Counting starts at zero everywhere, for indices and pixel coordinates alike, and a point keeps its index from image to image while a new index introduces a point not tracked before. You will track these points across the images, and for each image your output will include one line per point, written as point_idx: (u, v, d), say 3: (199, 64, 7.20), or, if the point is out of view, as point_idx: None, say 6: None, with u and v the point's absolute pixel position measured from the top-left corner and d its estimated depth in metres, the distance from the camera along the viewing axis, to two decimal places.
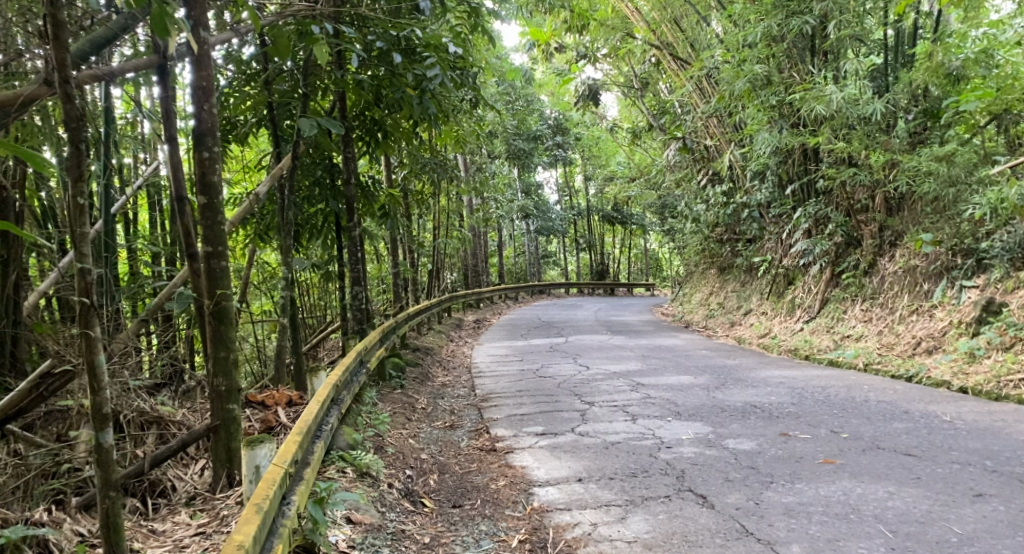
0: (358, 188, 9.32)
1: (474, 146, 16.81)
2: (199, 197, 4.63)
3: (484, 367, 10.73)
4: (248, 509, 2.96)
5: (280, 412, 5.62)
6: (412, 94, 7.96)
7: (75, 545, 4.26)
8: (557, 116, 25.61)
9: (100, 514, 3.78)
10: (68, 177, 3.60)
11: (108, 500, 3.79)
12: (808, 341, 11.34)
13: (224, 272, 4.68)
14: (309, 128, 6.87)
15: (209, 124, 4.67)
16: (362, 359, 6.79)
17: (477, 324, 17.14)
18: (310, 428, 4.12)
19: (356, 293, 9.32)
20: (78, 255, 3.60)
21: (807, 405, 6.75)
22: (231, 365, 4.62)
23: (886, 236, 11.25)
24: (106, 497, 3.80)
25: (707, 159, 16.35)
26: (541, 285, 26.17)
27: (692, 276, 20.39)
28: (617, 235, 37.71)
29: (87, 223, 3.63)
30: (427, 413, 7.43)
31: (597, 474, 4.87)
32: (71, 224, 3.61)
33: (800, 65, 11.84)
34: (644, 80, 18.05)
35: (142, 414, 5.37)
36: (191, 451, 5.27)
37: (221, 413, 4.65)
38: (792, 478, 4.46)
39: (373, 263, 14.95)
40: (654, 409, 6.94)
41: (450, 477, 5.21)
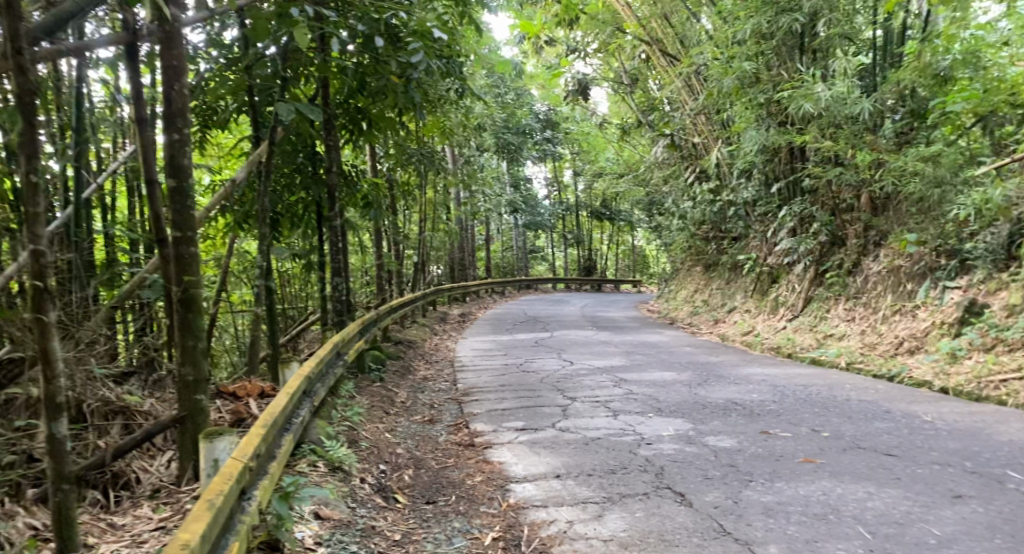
0: (341, 177, 9.21)
1: (462, 138, 16.73)
2: (168, 181, 4.49)
3: (466, 360, 10.65)
4: (200, 504, 2.86)
5: (253, 404, 5.51)
6: (396, 82, 7.96)
7: (26, 539, 4.11)
8: (546, 110, 25.55)
9: (52, 507, 3.68)
10: (20, 154, 3.46)
11: (61, 493, 3.67)
12: (791, 340, 11.33)
13: (193, 258, 4.54)
14: (287, 113, 6.72)
15: (180, 104, 4.52)
16: (339, 350, 6.69)
17: (461, 317, 17.06)
18: (277, 421, 4.02)
19: (336, 284, 9.19)
20: (32, 237, 3.49)
21: (788, 403, 6.71)
22: (199, 354, 4.50)
23: (871, 235, 11.26)
24: (60, 490, 3.68)
25: (695, 157, 16.33)
26: (527, 281, 26.11)
27: (677, 274, 20.40)
28: (604, 232, 37.71)
29: (42, 203, 3.50)
30: (406, 406, 7.34)
31: (575, 471, 4.79)
32: (24, 204, 3.49)
33: (788, 63, 11.82)
34: (634, 76, 18.01)
35: (107, 403, 5.23)
36: (158, 442, 5.15)
37: (188, 404, 4.53)
38: (772, 477, 4.40)
39: (357, 254, 14.83)
40: (635, 406, 6.88)
41: (426, 472, 5.11)
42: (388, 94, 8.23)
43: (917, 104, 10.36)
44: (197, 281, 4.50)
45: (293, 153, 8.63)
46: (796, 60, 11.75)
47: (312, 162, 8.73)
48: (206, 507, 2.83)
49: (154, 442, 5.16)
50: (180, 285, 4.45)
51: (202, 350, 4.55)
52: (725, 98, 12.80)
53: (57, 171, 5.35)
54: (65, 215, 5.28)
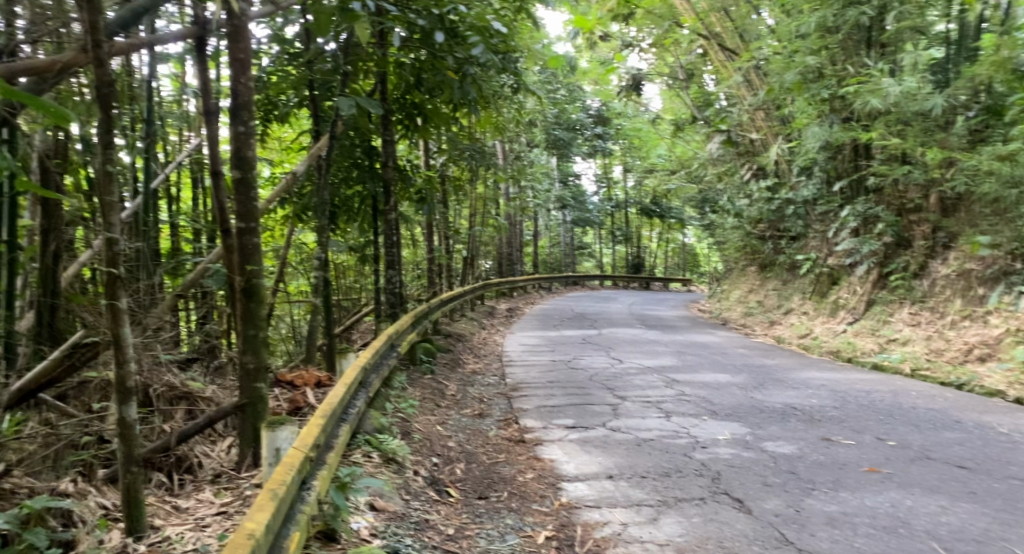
0: (397, 171, 9.23)
1: (514, 133, 16.72)
2: (232, 172, 4.49)
3: (516, 356, 10.62)
4: (263, 494, 2.84)
5: (309, 393, 5.55)
6: (453, 77, 7.97)
7: (98, 518, 4.04)
8: (599, 106, 25.37)
9: (122, 489, 3.71)
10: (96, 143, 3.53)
11: (130, 475, 3.69)
12: (850, 344, 11.01)
13: (256, 248, 4.55)
14: (348, 107, 6.75)
15: (246, 99, 4.53)
16: (393, 343, 6.70)
17: (510, 312, 17.04)
18: (335, 411, 4.02)
19: (391, 277, 9.23)
20: (106, 224, 3.54)
21: (850, 410, 6.50)
22: (260, 344, 4.53)
23: (939, 237, 10.88)
24: (129, 471, 3.71)
25: (752, 154, 16.01)
26: (576, 277, 25.99)
27: (730, 274, 20.04)
28: (654, 230, 37.29)
29: (116, 191, 3.56)
30: (457, 399, 7.34)
31: (628, 472, 4.69)
32: (100, 192, 3.56)
33: (854, 57, 11.47)
34: (691, 71, 17.74)
35: (172, 388, 5.29)
36: (219, 428, 5.21)
37: (249, 391, 4.56)
38: (835, 485, 4.23)
39: (408, 248, 14.93)
40: (688, 407, 6.73)
41: (477, 466, 5.07)
42: (445, 89, 8.22)
43: (996, 100, 9.96)
44: (259, 272, 4.52)
45: (351, 147, 8.69)
46: (862, 54, 11.36)
47: (369, 156, 8.77)
48: (270, 498, 2.81)
49: (215, 428, 5.21)
50: (243, 275, 4.48)
51: (263, 340, 4.57)
52: (786, 93, 12.50)
53: (128, 163, 5.43)
54: (134, 205, 5.38)
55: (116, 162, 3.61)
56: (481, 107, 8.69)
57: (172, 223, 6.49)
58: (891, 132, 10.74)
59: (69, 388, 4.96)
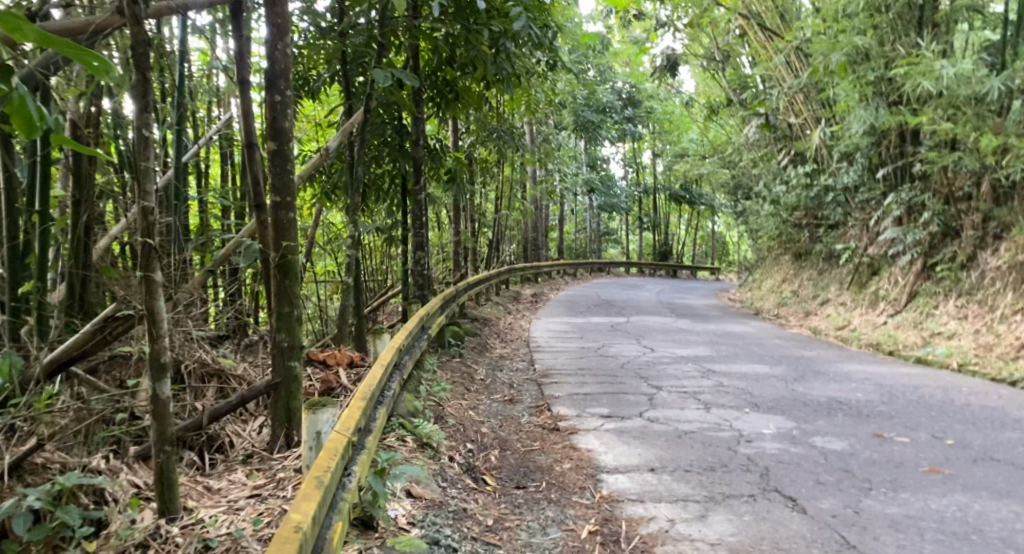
0: (427, 150, 9.03)
1: (544, 114, 16.44)
2: (268, 144, 4.28)
3: (546, 341, 10.43)
4: (308, 481, 2.67)
5: (342, 373, 5.39)
6: (487, 52, 7.76)
7: (131, 496, 3.88)
8: (630, 89, 24.96)
9: (154, 468, 3.54)
10: (132, 108, 3.40)
11: (163, 454, 3.53)
12: (892, 336, 10.66)
13: (292, 223, 4.35)
14: (384, 80, 6.52)
15: (284, 69, 4.30)
16: (424, 325, 6.53)
17: (537, 297, 16.83)
18: (375, 393, 3.84)
19: (419, 259, 9.05)
20: (141, 192, 3.39)
21: (900, 405, 6.23)
22: (295, 322, 4.34)
23: (990, 227, 10.49)
24: (161, 451, 3.54)
25: (790, 139, 15.60)
26: (603, 263, 25.70)
27: (762, 262, 19.64)
28: (682, 217, 36.83)
29: (151, 157, 3.42)
30: (487, 384, 7.16)
31: (671, 466, 4.47)
32: (134, 158, 3.41)
33: (905, 38, 11.03)
34: (727, 52, 17.33)
35: (204, 365, 5.13)
36: (250, 408, 5.06)
37: (283, 370, 4.37)
38: (895, 485, 3.99)
39: (435, 230, 14.73)
40: (728, 399, 6.48)
41: (513, 454, 4.88)
42: (481, 66, 8.00)
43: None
44: (295, 248, 4.33)
45: (382, 125, 8.48)
46: (914, 34, 10.93)
47: (400, 136, 8.55)
48: (316, 487, 2.63)
49: (247, 406, 5.06)
50: (278, 251, 4.30)
51: (299, 319, 4.39)
52: (830, 76, 12.09)
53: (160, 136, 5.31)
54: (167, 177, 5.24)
55: (151, 128, 3.44)
56: (516, 85, 8.46)
57: (202, 200, 6.33)
58: (942, 116, 10.36)
59: (101, 361, 4.83)
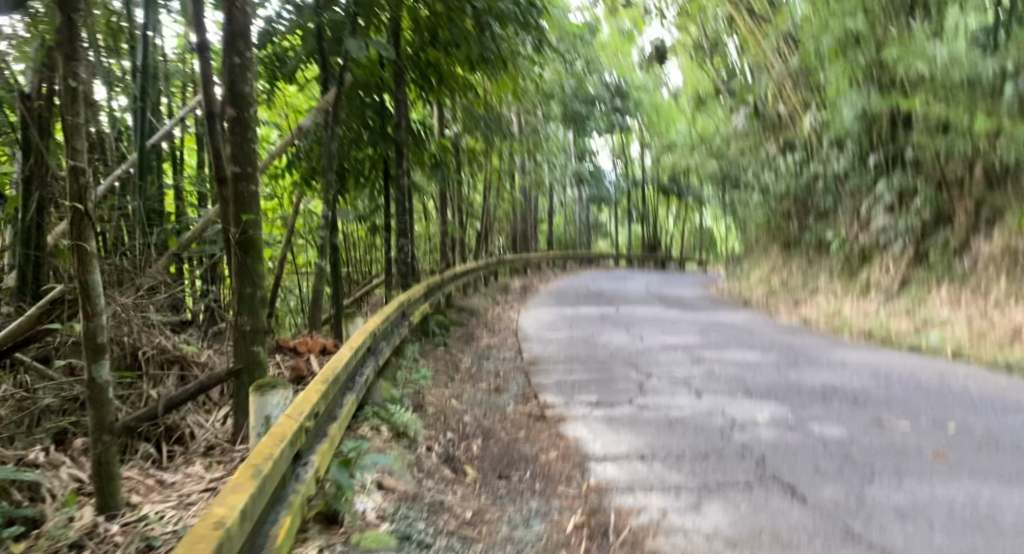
0: (410, 135, 8.72)
1: (531, 103, 16.18)
2: (227, 111, 4.02)
3: (533, 331, 10.19)
4: (243, 468, 2.38)
5: (314, 360, 5.13)
6: (471, 32, 7.50)
7: (70, 493, 3.62)
8: (618, 80, 24.70)
9: (91, 461, 3.30)
10: (59, 57, 3.11)
11: (102, 446, 3.28)
12: (884, 324, 10.48)
13: (254, 197, 4.08)
14: (357, 50, 6.24)
15: (243, 30, 4.04)
16: (404, 311, 6.27)
17: (524, 289, 16.57)
18: (339, 378, 3.58)
19: (401, 246, 8.72)
20: (71, 152, 3.06)
21: (897, 391, 6.05)
22: (258, 303, 4.07)
23: (982, 212, 10.32)
24: (100, 441, 3.29)
25: (779, 127, 15.43)
26: (591, 256, 25.45)
27: (751, 253, 19.45)
28: (670, 210, 36.65)
29: (81, 111, 3.11)
30: (471, 373, 6.91)
31: (661, 453, 4.23)
32: (63, 113, 3.11)
33: (897, 20, 10.84)
34: (715, 41, 17.14)
35: (163, 351, 4.85)
36: (214, 397, 4.82)
37: (244, 355, 4.10)
38: (899, 472, 3.77)
39: (420, 220, 14.44)
40: (720, 386, 6.26)
41: (496, 443, 4.63)
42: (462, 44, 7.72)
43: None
44: (257, 223, 4.06)
45: (361, 105, 8.16)
46: (904, 15, 10.60)
47: (380, 117, 8.23)
48: (250, 476, 2.32)
49: (210, 395, 4.79)
50: (239, 226, 4.02)
51: (261, 300, 4.12)
52: (821, 61, 11.88)
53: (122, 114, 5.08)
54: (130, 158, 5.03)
55: (82, 81, 3.14)
56: (500, 65, 8.19)
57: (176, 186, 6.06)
58: (933, 100, 10.20)
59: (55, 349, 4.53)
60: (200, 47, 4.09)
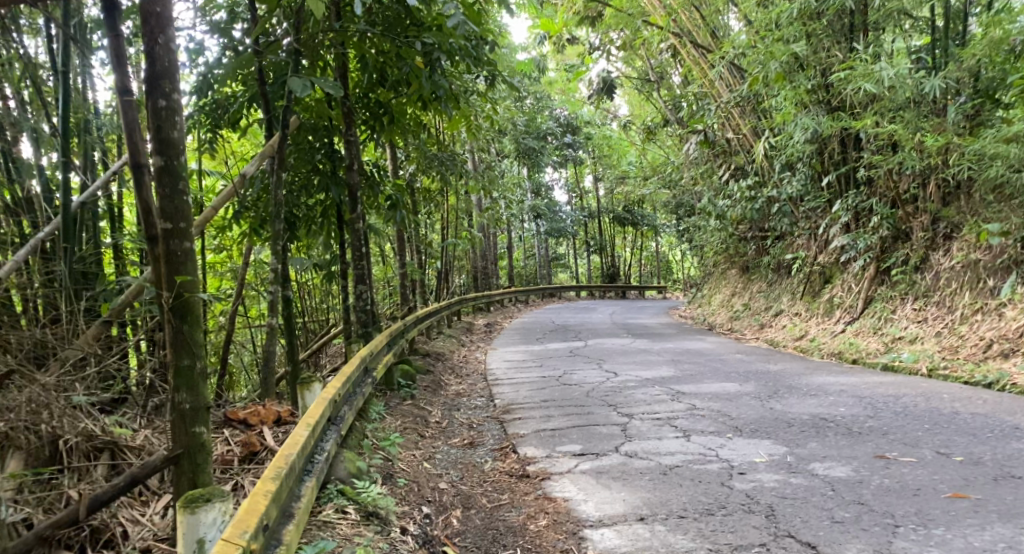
0: (363, 176, 8.34)
1: (482, 140, 15.88)
2: (154, 159, 3.60)
3: (501, 373, 9.78)
4: None
5: (269, 432, 4.66)
6: (421, 69, 7.18)
7: None
8: (566, 115, 24.60)
9: None
10: None
11: None
12: (854, 344, 10.33)
13: (188, 255, 3.65)
14: (302, 88, 5.70)
15: (168, 67, 3.60)
16: (366, 366, 5.83)
17: (488, 328, 16.10)
18: (294, 468, 3.21)
19: (360, 293, 8.16)
20: None
21: (889, 419, 5.81)
22: (198, 377, 3.63)
23: (940, 227, 10.34)
24: None
25: (729, 153, 15.40)
26: (551, 289, 25.08)
27: (711, 276, 19.36)
28: (626, 237, 36.58)
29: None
30: (441, 427, 6.45)
31: (662, 512, 3.85)
32: None
33: (840, 44, 10.93)
34: (661, 72, 17.15)
35: (90, 438, 4.31)
36: (152, 485, 4.31)
37: (184, 439, 3.62)
38: (922, 519, 3.52)
39: (377, 264, 13.94)
40: (706, 424, 5.94)
41: (478, 513, 4.21)
42: (413, 83, 7.38)
43: (982, 86, 9.61)
44: (193, 284, 3.62)
45: (310, 150, 7.78)
46: (846, 40, 10.91)
47: (331, 160, 7.85)
48: None
49: (147, 484, 4.31)
50: (172, 289, 3.57)
51: (201, 372, 3.68)
52: (769, 86, 11.88)
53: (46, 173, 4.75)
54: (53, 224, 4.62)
55: None
56: (452, 103, 7.89)
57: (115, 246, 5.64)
58: (885, 119, 10.24)
59: None
60: (125, 92, 3.60)
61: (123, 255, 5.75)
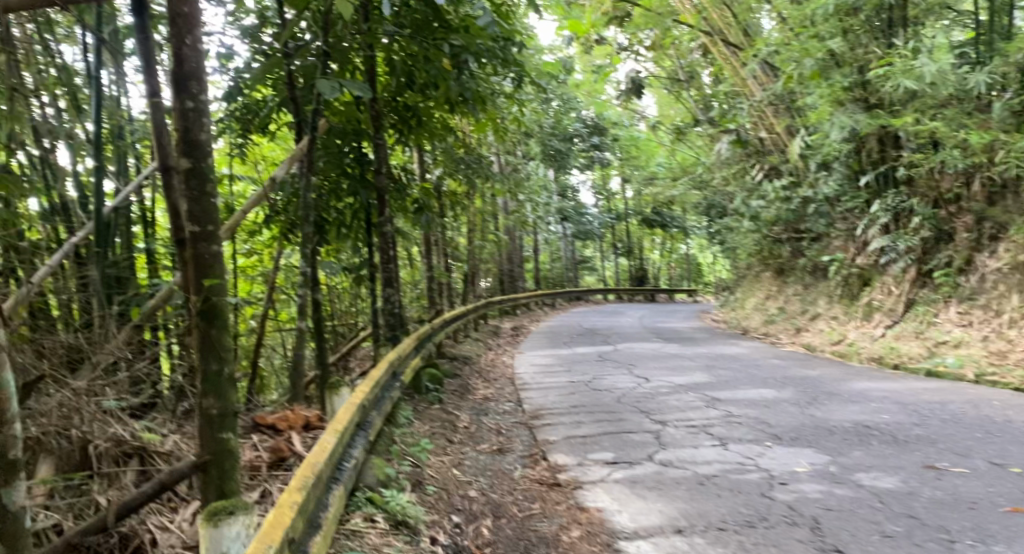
0: (391, 179, 8.28)
1: (510, 142, 15.78)
2: (182, 161, 3.54)
3: (531, 377, 9.65)
4: None
5: (297, 438, 4.60)
6: (449, 71, 7.10)
7: None
8: (595, 117, 24.40)
9: None
10: None
11: None
12: (894, 349, 10.03)
13: (216, 258, 3.59)
14: (331, 90, 5.63)
15: (194, 67, 3.54)
16: (395, 371, 5.75)
17: (517, 331, 15.97)
18: (321, 477, 3.11)
19: (388, 296, 8.08)
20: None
21: (936, 427, 5.58)
22: (226, 382, 3.56)
23: (984, 228, 9.99)
24: None
25: (762, 153, 15.11)
26: (580, 292, 24.88)
27: (743, 279, 19.05)
28: (656, 240, 36.24)
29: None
30: (471, 432, 6.34)
31: (701, 524, 3.70)
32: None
33: (878, 40, 10.64)
34: (691, 72, 16.92)
35: (119, 444, 4.29)
36: (181, 492, 4.27)
37: (212, 445, 3.55)
38: (980, 535, 3.34)
39: (405, 267, 13.90)
40: (744, 431, 5.76)
41: (510, 523, 4.10)
42: (441, 85, 7.30)
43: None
44: (221, 288, 3.56)
45: (339, 153, 7.78)
46: (884, 36, 10.62)
47: (359, 164, 7.83)
48: None
49: (176, 490, 4.26)
50: (200, 293, 3.51)
51: (229, 377, 3.62)
52: (804, 84, 11.59)
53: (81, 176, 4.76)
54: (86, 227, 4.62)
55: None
56: (481, 105, 7.79)
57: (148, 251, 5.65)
58: (926, 117, 9.92)
59: None
60: (153, 94, 3.55)
61: (156, 259, 5.74)
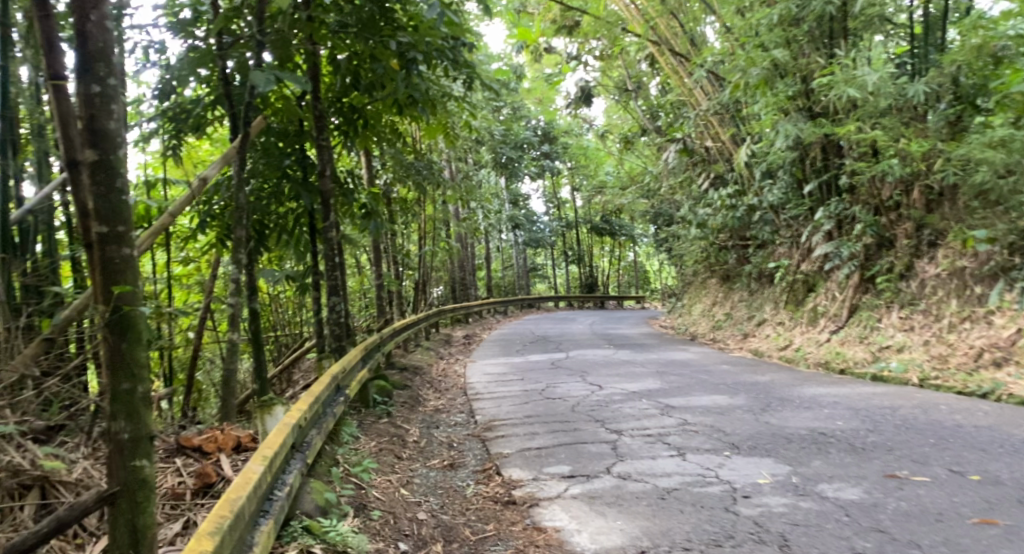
0: (335, 182, 7.98)
1: (457, 149, 15.49)
2: (88, 154, 3.21)
3: (480, 387, 9.42)
4: None
5: (225, 461, 4.28)
6: (396, 70, 6.83)
7: None
8: (543, 124, 24.25)
9: None
10: None
11: None
12: (840, 354, 10.11)
13: (127, 263, 3.27)
14: (264, 83, 5.25)
15: (101, 48, 3.23)
16: (339, 384, 5.44)
17: (466, 340, 15.70)
18: (243, 514, 2.83)
19: (333, 305, 7.65)
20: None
21: (890, 433, 5.53)
22: (140, 404, 3.25)
23: (924, 234, 10.14)
24: None
25: (708, 162, 15.17)
26: (530, 300, 24.72)
27: (690, 286, 19.16)
28: (604, 248, 36.40)
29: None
30: (420, 447, 6.06)
31: (665, 545, 3.55)
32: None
33: (820, 50, 10.65)
34: (639, 80, 16.91)
35: (16, 474, 3.88)
36: (90, 525, 3.91)
37: (122, 474, 3.24)
38: None
39: (351, 276, 13.53)
40: (700, 441, 5.63)
41: (462, 548, 3.85)
42: (387, 85, 7.08)
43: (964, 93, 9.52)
44: (134, 296, 3.24)
45: (280, 155, 7.48)
46: (826, 46, 10.64)
47: (301, 167, 7.52)
48: None
49: (84, 524, 3.91)
50: (108, 303, 3.19)
51: (144, 398, 3.30)
52: (750, 93, 11.63)
53: None
54: None
55: None
56: (430, 107, 7.53)
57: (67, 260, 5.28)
58: (868, 126, 9.94)
59: None
60: (55, 77, 3.21)
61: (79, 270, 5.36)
